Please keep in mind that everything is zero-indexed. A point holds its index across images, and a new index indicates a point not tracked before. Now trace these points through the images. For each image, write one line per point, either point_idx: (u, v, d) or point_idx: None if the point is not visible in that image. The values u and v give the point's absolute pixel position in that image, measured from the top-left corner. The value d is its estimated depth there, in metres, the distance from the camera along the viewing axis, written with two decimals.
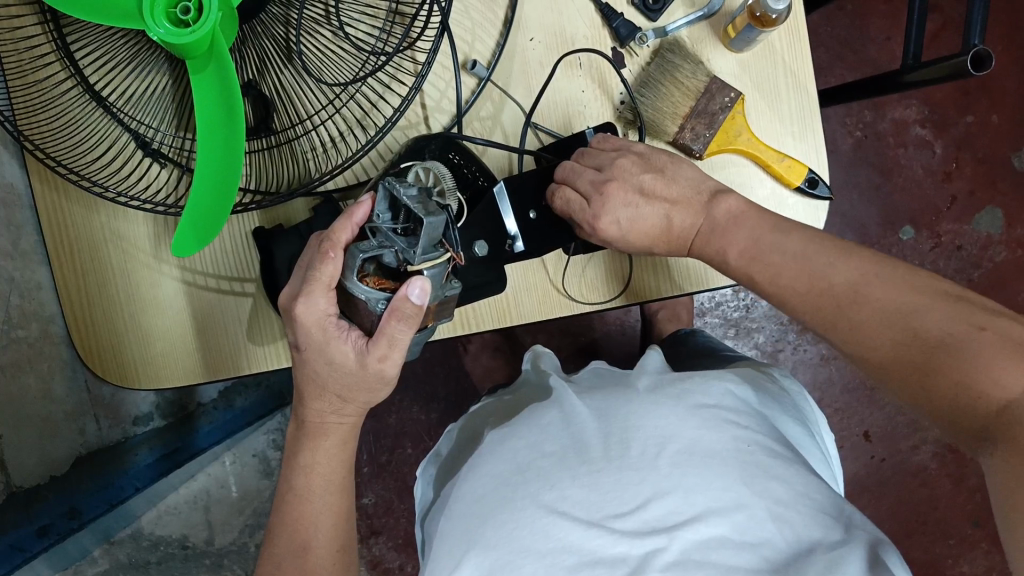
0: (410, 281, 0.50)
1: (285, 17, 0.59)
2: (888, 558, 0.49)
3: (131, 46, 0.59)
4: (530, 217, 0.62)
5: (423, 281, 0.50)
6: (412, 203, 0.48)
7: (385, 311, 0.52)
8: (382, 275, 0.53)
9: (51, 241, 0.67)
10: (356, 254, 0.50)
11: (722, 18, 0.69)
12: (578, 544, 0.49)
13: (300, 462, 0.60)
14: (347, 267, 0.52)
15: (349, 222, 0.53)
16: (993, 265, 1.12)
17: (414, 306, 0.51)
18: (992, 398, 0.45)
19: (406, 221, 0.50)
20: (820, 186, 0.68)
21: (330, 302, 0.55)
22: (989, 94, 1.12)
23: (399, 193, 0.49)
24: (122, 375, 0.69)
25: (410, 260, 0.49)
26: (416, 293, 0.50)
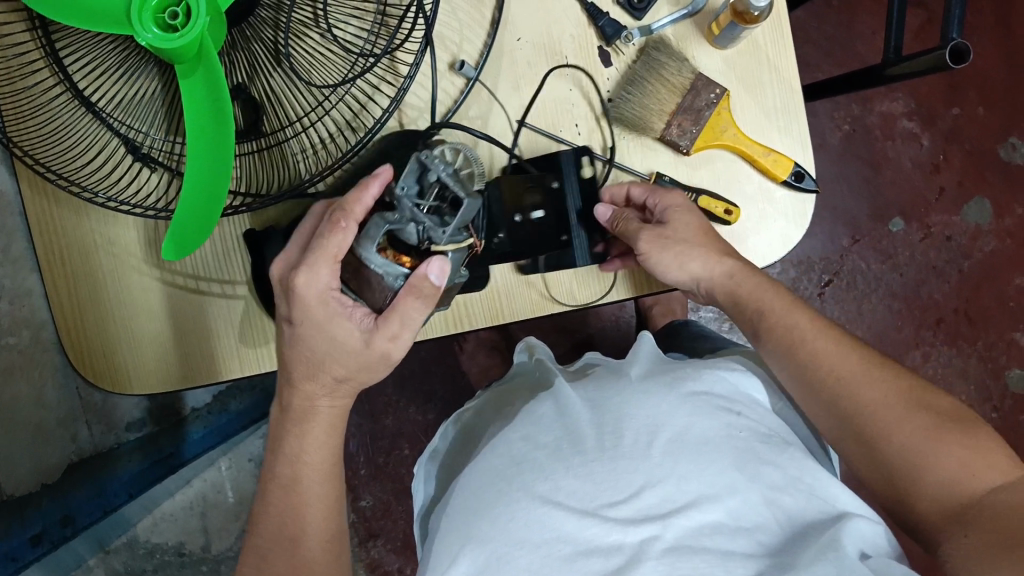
0: (432, 260, 0.51)
1: (274, 20, 0.59)
2: (866, 538, 0.51)
3: (119, 51, 0.59)
4: (516, 218, 0.62)
5: (444, 262, 0.51)
6: (448, 181, 0.48)
7: (400, 288, 0.53)
8: (400, 250, 0.52)
9: (41, 247, 0.67)
10: (382, 225, 0.50)
11: (707, 15, 0.69)
12: (573, 534, 0.50)
13: (288, 450, 0.60)
14: (364, 236, 0.51)
15: (364, 196, 0.53)
16: (982, 255, 1.12)
17: (432, 286, 0.52)
18: (983, 479, 0.51)
19: (438, 199, 0.49)
20: (807, 179, 0.68)
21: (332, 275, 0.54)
22: (975, 87, 1.12)
23: (434, 169, 0.48)
24: (115, 380, 0.68)
25: (437, 240, 0.49)
26: (435, 274, 0.51)
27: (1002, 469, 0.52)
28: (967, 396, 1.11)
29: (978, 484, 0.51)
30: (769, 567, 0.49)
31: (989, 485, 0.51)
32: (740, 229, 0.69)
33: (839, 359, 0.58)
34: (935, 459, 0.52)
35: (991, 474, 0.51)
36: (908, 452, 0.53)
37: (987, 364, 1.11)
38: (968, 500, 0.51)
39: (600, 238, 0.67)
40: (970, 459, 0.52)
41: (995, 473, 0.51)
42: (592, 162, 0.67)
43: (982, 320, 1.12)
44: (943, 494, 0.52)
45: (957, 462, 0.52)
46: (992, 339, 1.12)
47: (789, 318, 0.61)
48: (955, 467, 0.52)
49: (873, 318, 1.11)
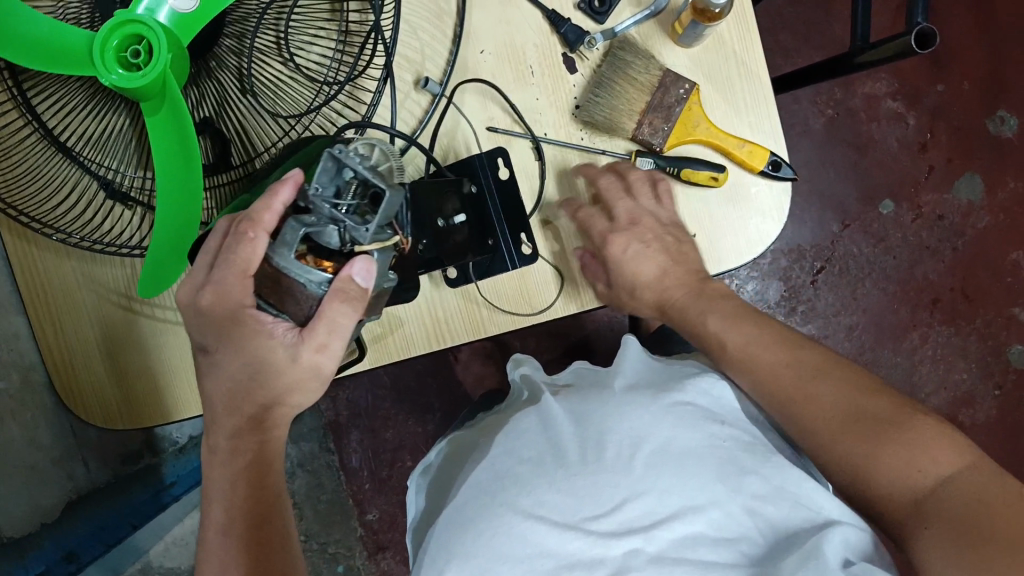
0: (354, 261, 0.48)
1: (238, 48, 0.60)
2: (850, 545, 0.51)
3: (86, 89, 0.59)
4: (438, 224, 0.62)
5: (368, 262, 0.48)
6: (368, 174, 0.44)
7: (325, 296, 0.49)
8: (319, 256, 0.48)
9: (24, 290, 0.68)
10: (298, 228, 0.46)
11: (669, 14, 0.68)
12: (555, 549, 0.50)
13: (230, 484, 0.57)
14: (280, 243, 0.47)
15: (274, 202, 0.48)
16: (976, 232, 1.11)
17: (359, 288, 0.49)
18: (934, 468, 0.51)
19: (356, 198, 0.45)
20: (783, 168, 0.67)
21: (245, 289, 0.51)
22: (957, 62, 1.11)
23: (352, 163, 0.44)
24: (107, 417, 0.69)
25: (360, 240, 0.46)
26: (361, 275, 0.48)
27: (947, 455, 0.51)
28: (969, 374, 1.11)
29: (925, 477, 0.51)
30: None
31: (935, 476, 0.50)
32: (715, 224, 0.69)
33: (806, 355, 0.59)
34: (878, 460, 0.52)
35: (938, 462, 0.51)
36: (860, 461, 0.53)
37: (987, 342, 1.11)
38: (920, 492, 0.51)
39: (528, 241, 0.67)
40: (912, 454, 0.51)
41: (946, 457, 0.51)
42: (508, 165, 0.67)
43: (978, 298, 1.11)
44: (899, 494, 0.52)
45: (904, 459, 0.51)
46: (989, 315, 1.11)
47: (740, 327, 0.62)
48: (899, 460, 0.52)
49: (868, 302, 1.11)
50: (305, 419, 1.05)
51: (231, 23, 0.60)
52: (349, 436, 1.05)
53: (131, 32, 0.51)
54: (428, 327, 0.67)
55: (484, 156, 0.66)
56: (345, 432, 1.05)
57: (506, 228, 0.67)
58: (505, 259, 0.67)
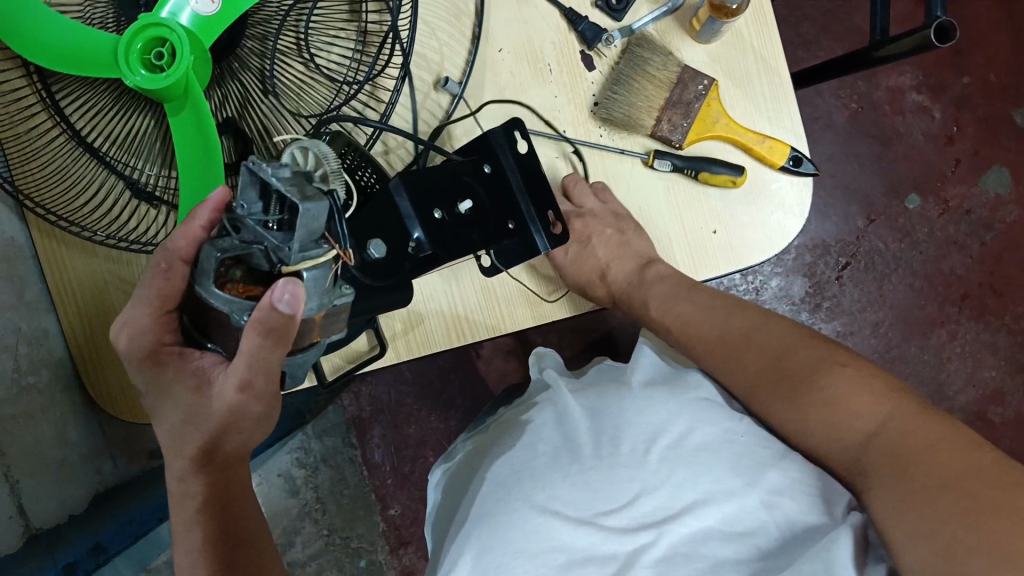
0: (276, 285, 0.41)
1: (261, 49, 0.61)
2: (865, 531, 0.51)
3: (113, 92, 0.60)
4: (435, 215, 0.56)
5: (293, 286, 0.41)
6: (284, 185, 0.39)
7: (247, 325, 0.44)
8: (250, 282, 0.44)
9: (54, 286, 0.69)
10: (213, 254, 0.41)
11: (687, 11, 0.68)
12: (570, 544, 0.52)
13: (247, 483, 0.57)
14: (200, 271, 0.42)
15: (192, 228, 0.48)
16: (1004, 225, 1.10)
17: (282, 317, 0.42)
18: (864, 420, 0.53)
19: (280, 212, 0.41)
20: (805, 163, 0.67)
21: (161, 326, 0.51)
22: (984, 52, 1.10)
23: (267, 174, 0.40)
24: (135, 412, 0.70)
25: (286, 259, 0.41)
26: (285, 301, 0.41)
27: (874, 398, 0.54)
28: (998, 370, 1.10)
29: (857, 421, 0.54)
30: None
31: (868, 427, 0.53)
32: (735, 222, 0.68)
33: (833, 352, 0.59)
34: (812, 422, 0.56)
35: (866, 412, 0.54)
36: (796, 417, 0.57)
37: (1016, 337, 1.10)
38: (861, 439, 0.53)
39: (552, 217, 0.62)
40: (848, 400, 0.55)
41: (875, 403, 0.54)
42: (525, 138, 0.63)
43: (1007, 292, 1.10)
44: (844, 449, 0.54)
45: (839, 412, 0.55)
46: (1019, 310, 1.10)
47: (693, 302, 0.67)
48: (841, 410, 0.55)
49: (894, 297, 1.09)
50: (329, 415, 1.06)
51: (253, 25, 0.62)
52: (371, 432, 1.06)
53: (154, 35, 0.52)
54: (449, 325, 0.67)
55: (501, 128, 0.60)
56: (368, 428, 1.06)
57: (531, 207, 0.61)
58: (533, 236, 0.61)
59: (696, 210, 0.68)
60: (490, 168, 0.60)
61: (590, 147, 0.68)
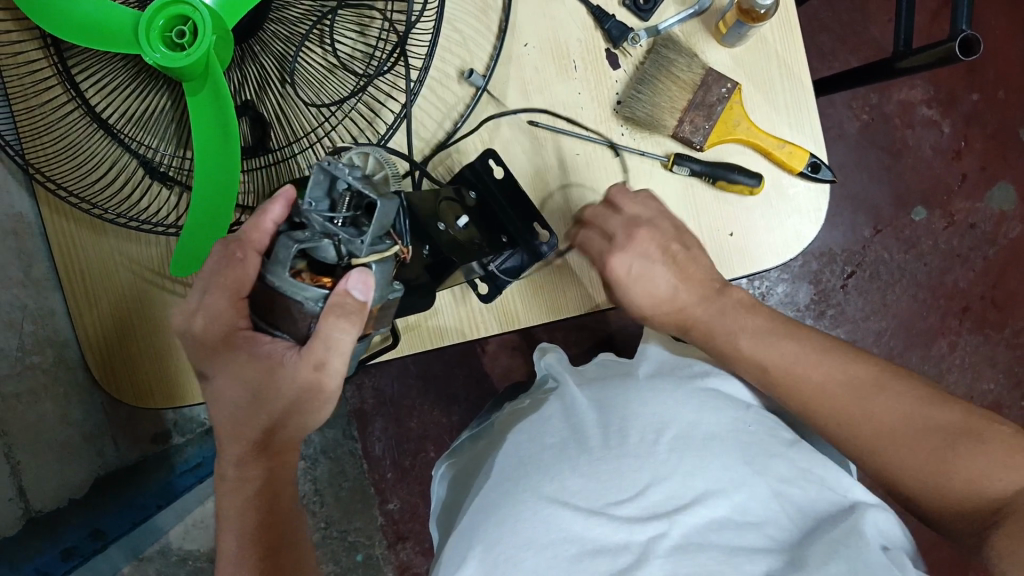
0: (351, 273, 0.45)
1: (286, 34, 0.60)
2: (883, 531, 0.51)
3: (131, 68, 0.59)
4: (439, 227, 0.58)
5: (366, 275, 0.45)
6: (359, 184, 0.43)
7: (322, 312, 0.46)
8: (317, 270, 0.46)
9: (61, 263, 0.68)
10: (291, 245, 0.44)
11: (714, 14, 0.68)
12: (580, 534, 0.50)
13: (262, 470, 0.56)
14: (274, 261, 0.45)
15: (264, 221, 0.48)
16: (1008, 241, 1.11)
17: (356, 303, 0.46)
18: (1010, 477, 0.49)
19: (350, 210, 0.44)
20: (823, 169, 0.67)
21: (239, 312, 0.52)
22: (994, 69, 1.11)
23: (342, 174, 0.43)
24: (136, 395, 0.69)
25: (356, 253, 0.44)
26: (359, 288, 0.45)
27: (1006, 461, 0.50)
28: (997, 383, 1.11)
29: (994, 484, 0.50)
30: (783, 562, 0.48)
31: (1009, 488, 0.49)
32: (752, 224, 0.68)
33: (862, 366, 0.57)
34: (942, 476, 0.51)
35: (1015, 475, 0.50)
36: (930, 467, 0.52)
37: (1016, 351, 1.11)
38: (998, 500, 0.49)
39: (545, 227, 0.65)
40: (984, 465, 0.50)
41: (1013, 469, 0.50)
42: (500, 163, 0.64)
43: (1009, 307, 1.11)
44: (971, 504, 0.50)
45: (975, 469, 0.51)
46: (1020, 325, 1.11)
47: (782, 344, 0.59)
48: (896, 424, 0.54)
49: (898, 307, 1.10)
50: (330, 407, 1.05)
51: (275, 9, 0.60)
52: (372, 425, 1.06)
53: (175, 13, 0.51)
54: (461, 321, 0.67)
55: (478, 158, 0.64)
56: (369, 422, 1.06)
57: (519, 222, 0.64)
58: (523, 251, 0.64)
59: (714, 211, 0.68)
60: (476, 195, 0.63)
61: (610, 143, 0.67)
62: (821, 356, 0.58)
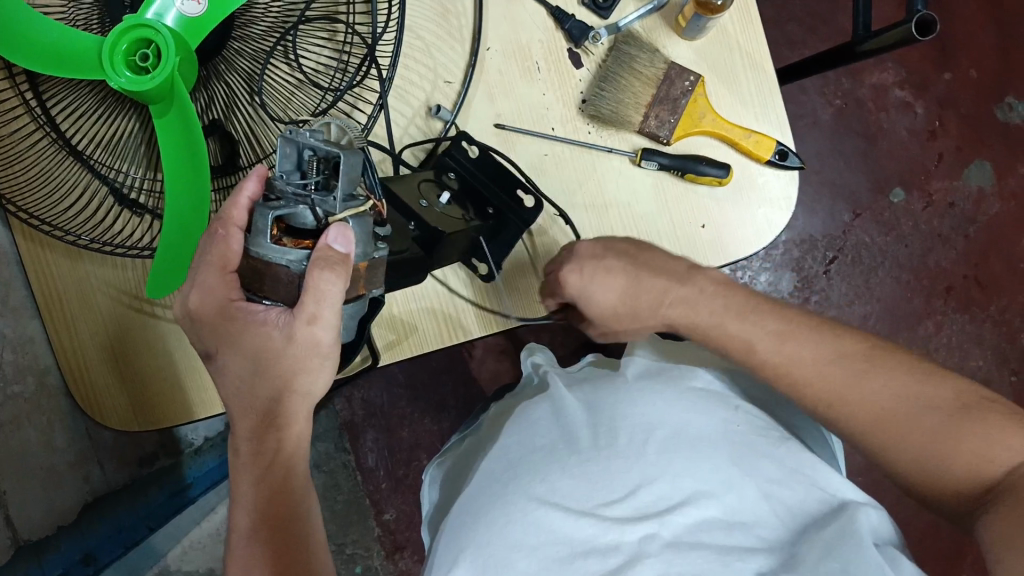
0: (328, 229, 0.44)
1: (250, 51, 0.60)
2: (876, 529, 0.50)
3: (96, 94, 0.59)
4: (421, 205, 0.59)
5: (344, 228, 0.45)
6: (322, 143, 0.44)
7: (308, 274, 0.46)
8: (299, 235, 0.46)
9: (37, 291, 0.67)
10: (267, 212, 0.44)
11: (673, 8, 0.69)
12: (571, 536, 0.49)
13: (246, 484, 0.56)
14: (253, 231, 0.45)
15: (240, 198, 0.48)
16: (987, 219, 1.11)
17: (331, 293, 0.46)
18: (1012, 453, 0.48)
19: (320, 173, 0.45)
20: (790, 156, 0.68)
21: (230, 285, 0.50)
22: (964, 48, 1.11)
23: (304, 139, 0.45)
24: (120, 417, 0.68)
25: (332, 211, 0.45)
26: (340, 243, 0.45)
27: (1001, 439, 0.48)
28: (985, 361, 1.11)
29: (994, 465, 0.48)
30: (776, 561, 0.48)
31: (1008, 463, 0.48)
32: (723, 215, 0.68)
33: (847, 344, 0.56)
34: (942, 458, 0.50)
35: (1014, 451, 0.48)
36: (925, 449, 0.50)
37: (1001, 328, 1.11)
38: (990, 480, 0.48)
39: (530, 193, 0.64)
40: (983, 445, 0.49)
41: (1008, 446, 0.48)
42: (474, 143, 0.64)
43: (993, 284, 1.11)
44: (965, 480, 0.49)
45: (972, 447, 0.49)
46: (1004, 302, 1.11)
47: (762, 321, 0.58)
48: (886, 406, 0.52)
49: (882, 291, 1.10)
50: (321, 420, 1.05)
51: (237, 27, 0.60)
52: (364, 436, 1.06)
53: (140, 36, 0.52)
54: (442, 323, 0.66)
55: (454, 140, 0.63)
56: (361, 433, 1.06)
57: (502, 194, 0.63)
58: (513, 217, 0.63)
59: (685, 203, 0.68)
60: (455, 176, 0.64)
61: (577, 142, 0.68)
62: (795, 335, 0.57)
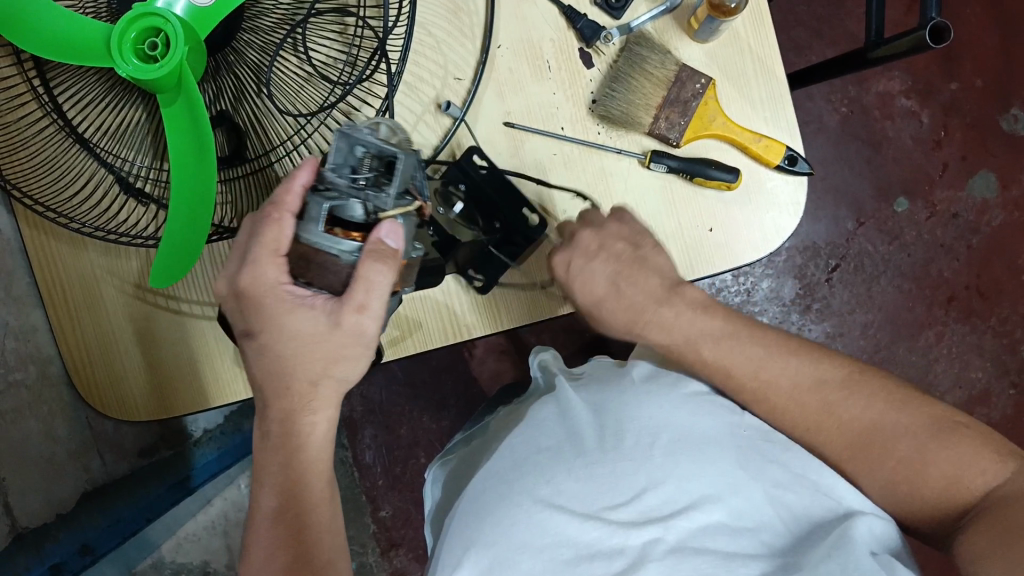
0: (381, 225, 0.46)
1: (258, 42, 0.60)
2: (877, 536, 0.51)
3: (105, 82, 0.59)
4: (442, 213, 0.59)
5: (394, 225, 0.47)
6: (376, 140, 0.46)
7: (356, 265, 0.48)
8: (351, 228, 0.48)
9: (41, 281, 0.66)
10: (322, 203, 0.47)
11: (685, 10, 0.69)
12: (576, 539, 0.49)
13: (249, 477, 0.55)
14: (309, 219, 0.47)
15: (292, 183, 0.48)
16: (990, 229, 1.11)
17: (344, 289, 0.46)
18: (985, 478, 0.51)
19: (373, 170, 0.47)
20: (800, 162, 0.67)
21: (280, 269, 0.50)
22: (971, 58, 1.11)
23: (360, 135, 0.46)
24: (122, 408, 0.68)
25: (383, 207, 0.47)
26: (390, 239, 0.47)
27: (982, 464, 0.52)
28: (985, 372, 1.11)
29: (969, 486, 0.52)
30: (778, 567, 0.48)
31: (983, 488, 0.51)
32: (731, 219, 0.68)
33: (827, 368, 0.57)
34: (925, 476, 0.53)
35: (989, 474, 0.51)
36: (904, 469, 0.53)
37: (1002, 339, 1.11)
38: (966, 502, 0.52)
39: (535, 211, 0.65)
40: (959, 472, 0.52)
41: (988, 472, 0.51)
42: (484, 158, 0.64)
43: (994, 295, 1.11)
44: (942, 502, 0.52)
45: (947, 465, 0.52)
46: (1005, 313, 1.11)
47: (748, 347, 0.58)
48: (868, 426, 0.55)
49: (884, 299, 1.10)
50: None
51: (247, 19, 0.60)
52: (363, 433, 1.06)
53: (148, 25, 0.51)
54: (445, 322, 0.66)
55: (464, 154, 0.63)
56: (359, 429, 1.06)
57: (510, 209, 0.63)
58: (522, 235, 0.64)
59: (693, 206, 0.68)
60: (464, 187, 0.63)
61: (586, 142, 0.67)
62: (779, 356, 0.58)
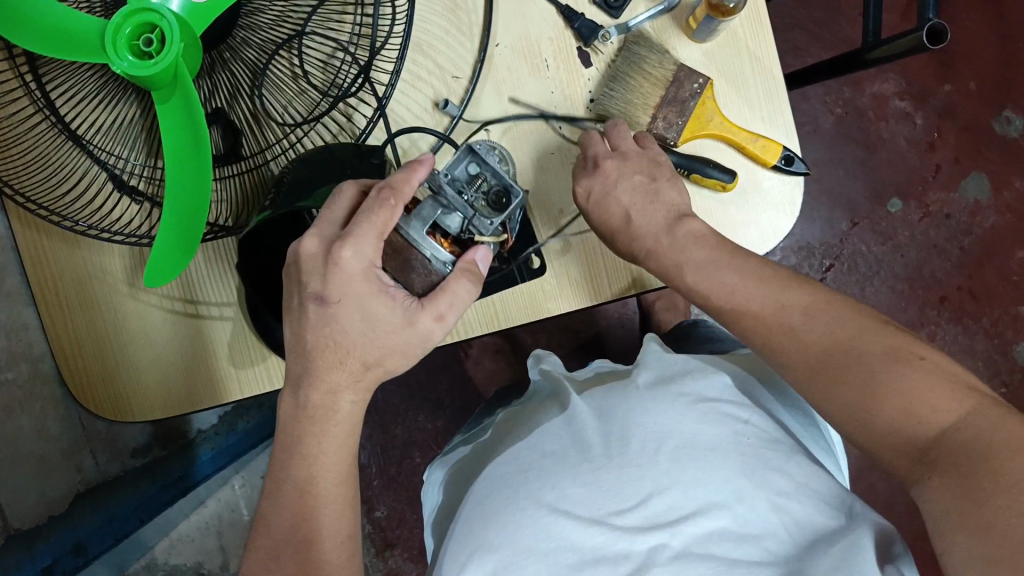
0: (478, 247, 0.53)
1: (253, 40, 0.59)
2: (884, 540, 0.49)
3: (97, 78, 0.58)
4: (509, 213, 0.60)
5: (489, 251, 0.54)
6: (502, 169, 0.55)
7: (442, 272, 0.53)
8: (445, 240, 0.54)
9: (35, 279, 0.66)
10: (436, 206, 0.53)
11: (684, 9, 0.68)
12: (579, 543, 0.49)
13: None
14: (415, 215, 0.53)
15: (412, 177, 0.52)
16: (983, 230, 1.12)
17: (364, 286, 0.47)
18: (941, 415, 0.46)
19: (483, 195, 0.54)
20: (796, 162, 0.67)
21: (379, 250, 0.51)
22: (965, 61, 1.12)
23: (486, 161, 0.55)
24: (114, 408, 0.67)
25: (482, 231, 0.53)
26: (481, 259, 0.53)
27: (944, 403, 0.46)
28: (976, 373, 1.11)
29: (927, 425, 0.46)
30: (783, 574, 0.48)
31: (940, 425, 0.46)
32: (728, 219, 0.68)
33: (796, 296, 0.55)
34: (877, 416, 0.48)
35: (943, 409, 0.46)
36: (858, 415, 0.49)
37: (993, 340, 1.12)
38: (927, 439, 0.46)
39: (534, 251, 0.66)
40: (912, 403, 0.47)
41: (946, 408, 0.46)
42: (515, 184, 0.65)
43: (986, 297, 1.12)
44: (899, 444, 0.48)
45: (902, 399, 0.47)
46: (996, 314, 1.12)
47: (723, 272, 0.57)
48: (831, 345, 0.52)
49: (876, 299, 1.11)
50: None
51: (244, 15, 0.59)
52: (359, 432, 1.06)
53: (144, 20, 0.50)
54: None
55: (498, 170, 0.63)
56: None
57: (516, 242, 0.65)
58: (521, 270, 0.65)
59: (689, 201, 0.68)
60: None
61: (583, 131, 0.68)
62: (755, 285, 0.56)
